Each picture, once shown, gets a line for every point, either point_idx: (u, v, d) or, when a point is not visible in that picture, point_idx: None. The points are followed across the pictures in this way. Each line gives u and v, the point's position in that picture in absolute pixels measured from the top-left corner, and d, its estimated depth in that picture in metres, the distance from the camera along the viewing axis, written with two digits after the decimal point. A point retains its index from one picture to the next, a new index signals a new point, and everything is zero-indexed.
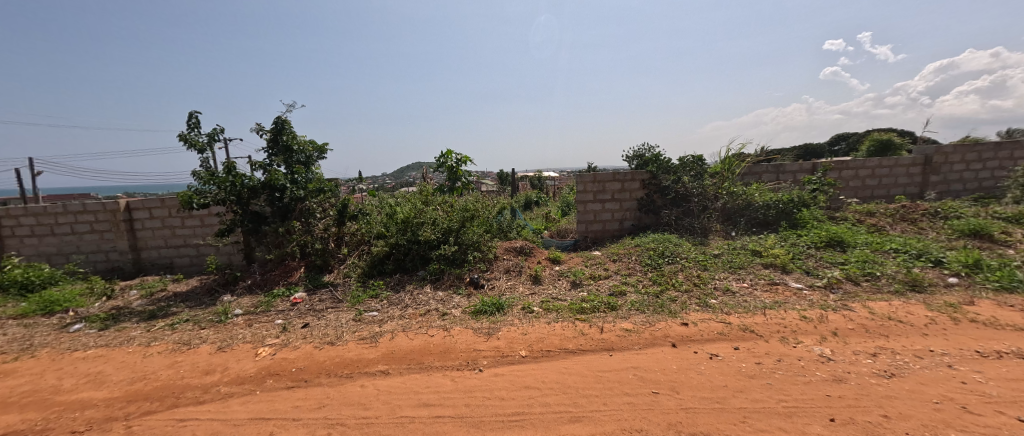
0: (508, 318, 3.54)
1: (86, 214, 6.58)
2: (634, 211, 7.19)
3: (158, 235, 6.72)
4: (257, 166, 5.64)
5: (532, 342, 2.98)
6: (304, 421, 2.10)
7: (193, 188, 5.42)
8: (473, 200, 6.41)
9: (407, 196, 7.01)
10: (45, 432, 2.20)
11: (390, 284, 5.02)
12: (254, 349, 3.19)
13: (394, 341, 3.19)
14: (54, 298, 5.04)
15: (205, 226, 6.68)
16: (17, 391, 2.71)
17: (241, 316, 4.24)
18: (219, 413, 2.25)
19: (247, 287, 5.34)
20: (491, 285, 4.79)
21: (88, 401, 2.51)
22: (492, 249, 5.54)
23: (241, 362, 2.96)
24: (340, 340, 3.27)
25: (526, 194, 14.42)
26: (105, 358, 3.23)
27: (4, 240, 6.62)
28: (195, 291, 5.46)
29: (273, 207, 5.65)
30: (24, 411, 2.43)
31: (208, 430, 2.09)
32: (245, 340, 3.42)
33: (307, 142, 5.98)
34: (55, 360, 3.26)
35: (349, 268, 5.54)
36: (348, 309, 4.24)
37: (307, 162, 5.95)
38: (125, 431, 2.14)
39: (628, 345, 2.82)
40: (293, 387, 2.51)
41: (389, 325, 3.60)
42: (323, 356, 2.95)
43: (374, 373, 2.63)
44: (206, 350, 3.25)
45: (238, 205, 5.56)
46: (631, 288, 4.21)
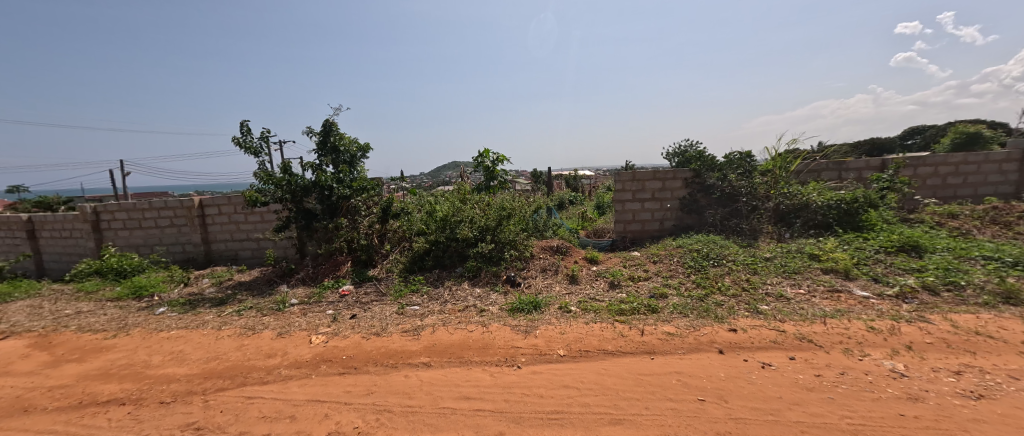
0: (546, 317, 3.55)
1: (167, 210, 7.39)
2: (676, 211, 6.92)
3: (225, 229, 7.38)
4: (307, 166, 6.04)
5: (570, 341, 2.96)
6: (354, 406, 2.24)
7: (255, 187, 5.92)
8: (510, 198, 6.46)
9: (446, 194, 7.19)
10: (139, 401, 2.50)
11: (430, 279, 5.19)
12: (308, 337, 3.43)
13: (435, 335, 3.30)
14: (142, 284, 5.72)
15: (264, 222, 7.24)
16: (117, 364, 3.12)
17: (296, 305, 4.58)
18: (280, 393, 2.45)
19: (301, 279, 5.75)
20: (528, 284, 4.80)
21: (171, 375, 2.83)
22: (529, 247, 5.54)
23: (298, 348, 3.19)
24: (385, 331, 3.44)
25: (561, 194, 14.27)
26: (184, 338, 3.62)
27: (103, 232, 7.59)
28: (256, 281, 5.97)
29: (323, 205, 6.03)
30: (122, 381, 2.79)
31: (271, 408, 2.28)
32: (301, 327, 3.69)
33: (351, 142, 6.30)
34: (145, 338, 3.70)
35: (391, 263, 5.78)
36: (391, 302, 4.45)
37: (352, 162, 6.29)
38: (202, 405, 2.38)
39: (671, 349, 2.73)
40: (344, 373, 2.68)
41: (430, 319, 3.73)
42: (370, 347, 3.12)
43: (417, 364, 2.74)
44: (268, 335, 3.54)
45: (293, 203, 5.99)
46: (673, 290, 4.06)
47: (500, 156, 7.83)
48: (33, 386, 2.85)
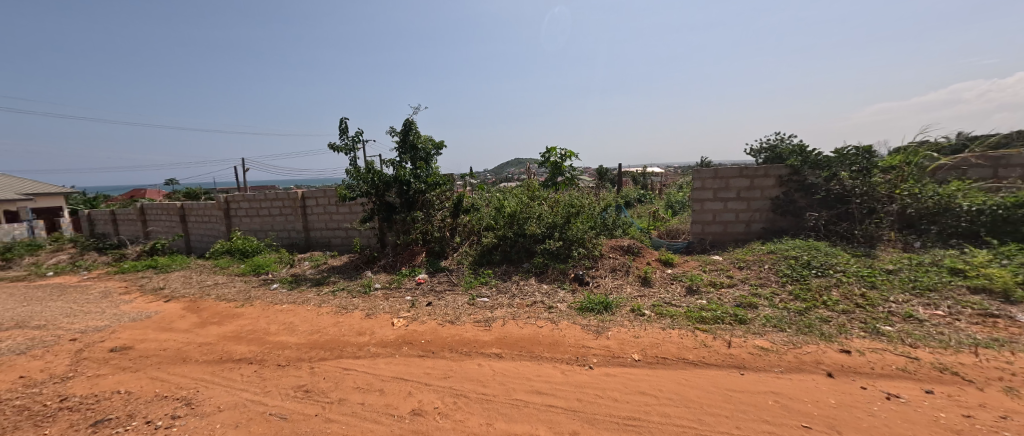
0: (617, 319, 3.42)
1: (278, 201, 8.57)
2: (767, 212, 6.19)
3: (321, 218, 8.34)
4: (389, 163, 6.57)
5: (645, 346, 2.82)
6: (434, 387, 2.38)
7: (346, 182, 6.60)
8: (579, 196, 6.34)
9: (514, 190, 7.29)
10: (262, 361, 2.95)
11: (498, 273, 5.31)
12: (391, 319, 3.74)
13: (506, 327, 3.38)
14: (260, 263, 6.74)
15: (353, 213, 8.01)
16: (245, 329, 3.73)
17: (380, 289, 5.03)
18: (370, 368, 2.71)
19: (382, 266, 6.28)
20: (597, 283, 4.67)
21: (284, 343, 3.29)
22: (597, 246, 5.37)
23: (383, 329, 3.49)
24: (458, 320, 3.61)
25: (631, 191, 13.65)
26: (293, 312, 4.19)
27: (231, 218, 9.08)
28: (346, 265, 6.67)
29: (402, 199, 6.51)
30: (250, 344, 3.32)
31: (363, 380, 2.53)
32: (385, 310, 4.04)
33: (427, 140, 6.69)
34: (264, 310, 4.35)
35: (462, 256, 6.05)
36: (462, 292, 4.66)
37: (428, 159, 6.66)
38: (309, 371, 2.73)
39: (765, 366, 2.45)
40: (423, 355, 2.87)
41: (500, 312, 3.82)
42: (446, 333, 3.30)
43: (490, 355, 2.83)
44: (358, 315, 3.94)
45: (377, 197, 6.55)
46: (764, 301, 3.64)
47: (568, 152, 7.70)
48: (188, 341, 3.52)
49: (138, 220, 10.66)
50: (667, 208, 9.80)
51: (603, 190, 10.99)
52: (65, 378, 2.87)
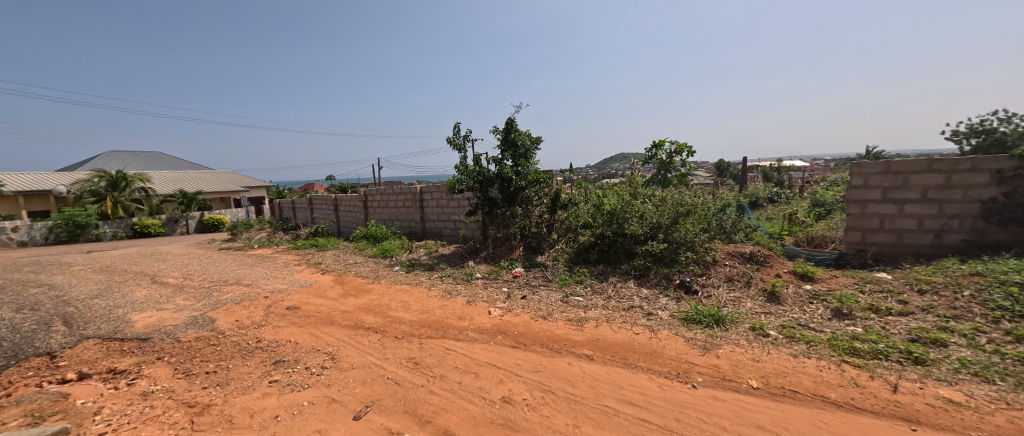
0: (731, 336, 3.03)
1: (402, 195, 9.83)
2: (973, 220, 4.67)
3: (434, 211, 9.26)
4: (492, 159, 6.93)
5: (767, 374, 2.44)
6: (524, 379, 2.45)
7: (455, 177, 7.21)
8: (689, 194, 5.73)
9: (615, 187, 6.97)
10: (384, 332, 3.44)
11: (594, 272, 5.17)
12: (489, 308, 3.96)
13: (599, 329, 3.28)
14: (386, 248, 7.83)
15: (460, 207, 8.64)
16: (373, 302, 4.40)
17: (480, 278, 5.38)
18: (468, 351, 2.92)
19: (483, 257, 6.66)
20: (708, 294, 4.17)
21: (401, 318, 3.78)
22: (710, 252, 4.81)
23: (480, 316, 3.73)
24: (550, 316, 3.64)
25: (760, 189, 11.82)
26: (409, 292, 4.77)
27: (368, 208, 10.74)
28: (453, 254, 7.29)
29: (503, 194, 6.81)
30: (376, 316, 3.90)
31: (461, 361, 2.74)
32: (483, 299, 4.31)
33: (527, 136, 6.86)
34: (387, 288, 5.05)
35: (558, 253, 6.05)
36: (556, 289, 4.67)
37: (528, 156, 6.84)
38: (418, 345, 3.08)
39: (946, 426, 1.88)
40: (516, 347, 2.97)
41: (593, 313, 3.72)
42: (538, 328, 3.35)
43: (581, 355, 2.78)
44: (460, 300, 4.28)
45: (481, 191, 6.99)
46: (956, 339, 2.79)
47: (681, 145, 6.94)
48: (334, 307, 4.30)
49: (307, 208, 13.46)
50: (810, 211, 8.15)
51: (723, 187, 9.70)
52: (257, 325, 3.80)
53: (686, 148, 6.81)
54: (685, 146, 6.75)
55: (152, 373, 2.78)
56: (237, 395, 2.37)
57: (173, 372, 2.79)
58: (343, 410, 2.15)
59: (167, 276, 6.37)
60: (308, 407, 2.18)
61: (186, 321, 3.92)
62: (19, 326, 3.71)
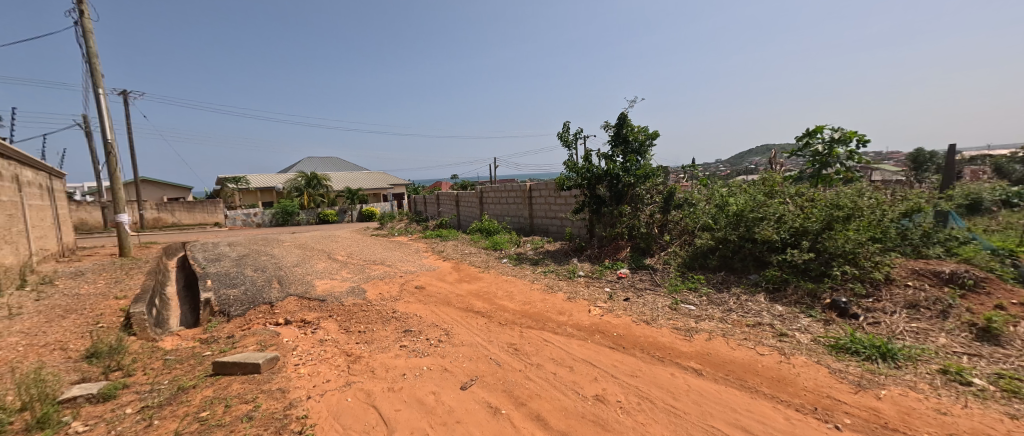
0: (902, 376, 2.42)
1: (513, 192, 10.39)
2: None
3: (541, 208, 9.52)
4: (602, 156, 6.82)
5: (961, 433, 1.89)
6: (620, 381, 2.42)
7: (564, 175, 7.34)
8: (849, 193, 4.66)
9: (745, 185, 6.10)
10: (491, 317, 3.77)
11: (713, 281, 4.65)
12: (589, 306, 3.98)
13: (712, 343, 3.00)
14: (497, 241, 8.41)
15: (568, 204, 8.65)
16: (483, 290, 4.83)
17: (583, 276, 5.39)
18: (566, 345, 3.01)
19: (588, 256, 6.62)
20: (873, 319, 3.32)
21: (505, 306, 4.08)
22: (881, 268, 3.83)
23: (580, 313, 3.77)
24: (655, 322, 3.46)
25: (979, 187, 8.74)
26: (515, 283, 5.08)
27: (483, 204, 11.68)
28: (558, 251, 7.42)
29: (612, 192, 6.67)
30: (485, 301, 4.29)
31: (559, 354, 2.85)
32: (584, 297, 4.32)
33: (641, 131, 6.55)
34: (496, 277, 5.48)
35: (670, 256, 5.64)
36: (665, 294, 4.37)
37: (640, 151, 6.53)
38: (519, 333, 3.30)
39: None
40: (614, 348, 2.94)
41: (706, 324, 3.40)
42: (640, 332, 3.24)
43: (687, 368, 2.61)
44: (561, 296, 4.38)
45: (588, 189, 6.97)
46: None
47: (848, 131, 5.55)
48: (451, 290, 4.88)
49: (435, 202, 15.31)
50: None
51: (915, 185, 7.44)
52: (394, 298, 4.58)
53: (857, 135, 5.43)
54: (855, 134, 5.40)
55: (325, 326, 3.63)
56: (378, 352, 2.94)
57: (338, 326, 3.60)
58: (453, 379, 2.47)
59: (337, 254, 8.11)
60: (427, 372, 2.57)
61: (347, 289, 4.96)
62: (254, 281, 5.26)
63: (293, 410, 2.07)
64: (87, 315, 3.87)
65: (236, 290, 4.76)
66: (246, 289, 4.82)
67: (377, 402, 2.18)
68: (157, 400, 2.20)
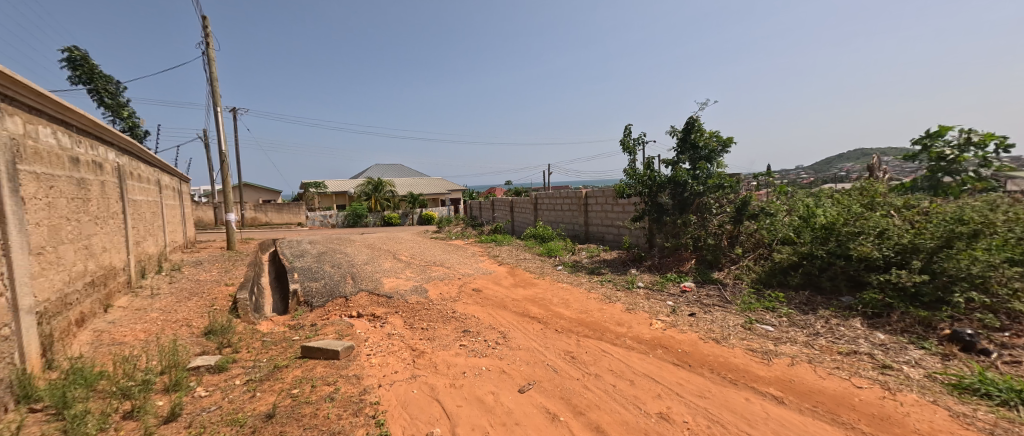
0: None
1: (568, 199, 10.28)
2: None
3: (598, 215, 9.29)
4: (667, 163, 6.50)
5: None
6: (687, 401, 2.29)
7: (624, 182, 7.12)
8: (977, 205, 3.94)
9: (836, 194, 5.43)
10: (547, 323, 3.76)
11: (795, 301, 4.18)
12: (650, 319, 3.81)
13: (795, 370, 2.70)
14: (551, 248, 8.37)
15: (625, 212, 8.34)
16: (538, 296, 4.84)
17: (642, 287, 5.16)
18: (625, 357, 2.91)
19: (648, 267, 6.31)
20: (1011, 358, 2.74)
21: (561, 313, 4.06)
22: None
23: (641, 326, 3.62)
24: (726, 341, 3.21)
25: None
26: (570, 291, 5.02)
27: (538, 210, 11.72)
28: (615, 260, 7.18)
29: (675, 200, 6.34)
30: (541, 308, 4.30)
31: (618, 366, 2.76)
32: (645, 309, 4.14)
33: (713, 138, 6.15)
34: (551, 284, 5.46)
35: (742, 271, 5.18)
36: (736, 312, 4.02)
37: (710, 157, 6.12)
38: (576, 342, 3.25)
39: None
40: (679, 365, 2.78)
41: (787, 348, 3.08)
42: (708, 351, 3.02)
43: (764, 394, 2.38)
44: (620, 307, 4.24)
45: (650, 197, 6.69)
46: None
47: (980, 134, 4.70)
48: (506, 295, 4.97)
49: (490, 208, 15.68)
50: None
51: None
52: (453, 299, 4.77)
53: (994, 138, 4.57)
54: (993, 137, 4.55)
55: (392, 321, 3.89)
56: (440, 349, 3.09)
57: (403, 322, 3.85)
58: (511, 382, 2.51)
59: (400, 255, 8.66)
60: (486, 372, 2.65)
61: (410, 288, 5.27)
62: (332, 276, 5.81)
63: (367, 395, 2.25)
64: (205, 299, 4.58)
65: (317, 284, 5.30)
66: (324, 283, 5.34)
67: (440, 396, 2.29)
68: (258, 375, 2.53)
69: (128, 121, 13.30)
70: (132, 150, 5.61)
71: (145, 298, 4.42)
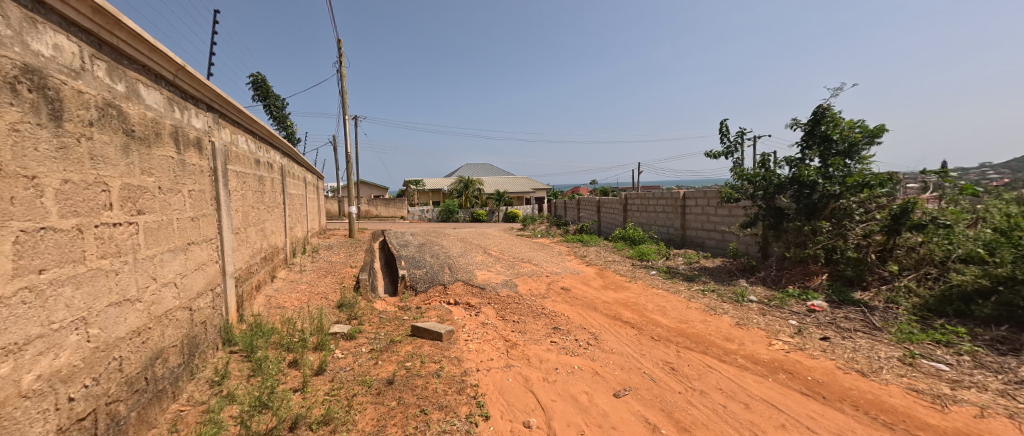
0: None
1: (663, 200, 9.55)
2: None
3: (698, 218, 8.43)
4: (786, 160, 5.64)
5: None
6: None
7: (734, 185, 6.50)
8: None
9: None
10: (642, 329, 3.57)
11: (982, 337, 3.24)
12: (768, 338, 3.35)
13: (982, 423, 2.11)
14: (643, 251, 7.91)
15: (731, 216, 7.45)
16: (631, 300, 4.62)
17: (754, 302, 4.55)
18: (736, 377, 2.62)
19: (762, 279, 5.53)
20: None
21: (657, 321, 3.81)
22: None
23: (756, 344, 3.20)
24: (874, 375, 2.66)
25: None
26: (667, 298, 4.68)
27: (628, 211, 11.15)
28: (719, 269, 6.45)
29: (799, 204, 5.48)
30: (634, 313, 4.09)
31: (728, 386, 2.49)
32: (760, 326, 3.65)
33: (853, 128, 5.15)
34: (644, 289, 5.17)
35: (898, 292, 4.20)
36: (888, 342, 3.28)
37: (851, 152, 5.12)
38: (676, 353, 3.02)
39: None
40: (809, 395, 2.39)
41: (969, 394, 2.42)
42: (848, 384, 2.54)
43: None
44: (728, 321, 3.80)
45: (767, 200, 5.91)
46: None
47: None
48: (596, 296, 4.85)
49: (575, 207, 15.43)
50: None
51: None
52: (542, 295, 4.84)
53: None
54: None
55: (486, 312, 4.11)
56: (532, 342, 3.17)
57: (496, 313, 4.04)
58: (606, 384, 2.45)
59: (490, 249, 9.10)
60: (579, 371, 2.63)
61: (500, 281, 5.50)
62: (432, 265, 6.38)
63: (468, 377, 2.42)
64: (335, 277, 5.42)
65: (419, 271, 5.87)
66: (425, 271, 5.89)
67: (535, 388, 2.35)
68: (379, 345, 2.92)
69: (288, 130, 16.49)
70: (290, 154, 6.97)
71: (295, 273, 5.41)
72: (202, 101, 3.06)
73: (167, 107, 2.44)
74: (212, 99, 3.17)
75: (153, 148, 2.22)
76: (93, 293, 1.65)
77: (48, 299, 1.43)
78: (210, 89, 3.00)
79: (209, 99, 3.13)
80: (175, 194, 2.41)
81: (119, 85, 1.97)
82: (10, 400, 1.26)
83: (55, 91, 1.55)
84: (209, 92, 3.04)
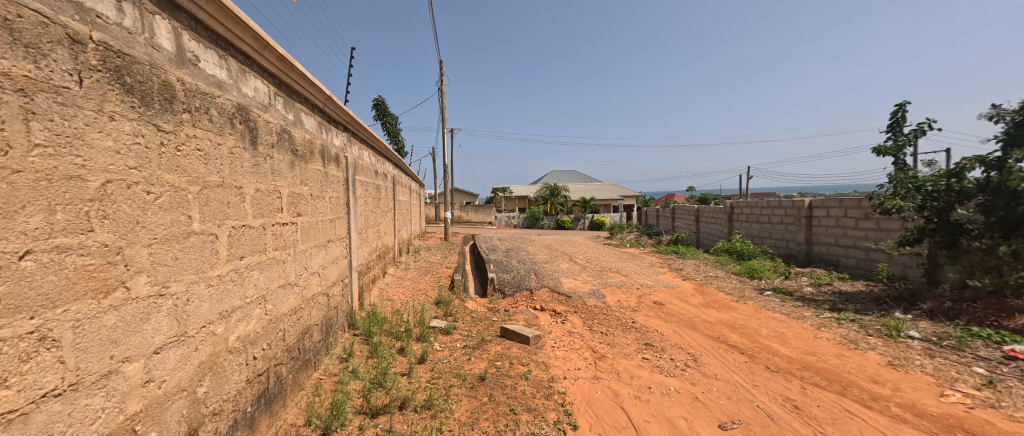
0: None
1: (781, 209, 8.28)
2: None
3: (831, 232, 7.09)
4: (979, 160, 4.38)
5: None
6: None
7: (892, 194, 5.29)
8: None
9: None
10: (755, 357, 3.13)
11: None
12: (937, 387, 2.64)
13: None
14: (755, 268, 6.94)
15: (881, 230, 6.10)
16: (739, 323, 4.09)
17: (916, 339, 3.62)
18: (888, 429, 2.13)
19: (929, 311, 4.38)
20: None
21: (775, 349, 3.31)
22: None
23: (917, 393, 2.56)
24: None
25: None
26: (786, 324, 4.03)
27: (734, 221, 9.94)
28: (861, 295, 5.31)
29: (992, 218, 4.25)
30: (744, 337, 3.61)
31: None
32: (924, 370, 2.90)
33: None
34: (755, 312, 4.53)
35: None
36: None
37: None
38: (800, 389, 2.58)
39: None
40: None
41: None
42: None
43: None
44: (875, 359, 3.11)
45: (939, 212, 4.68)
46: None
47: None
48: (695, 314, 4.41)
49: (669, 217, 14.31)
50: None
51: None
52: (632, 308, 4.59)
53: None
54: None
55: (572, 320, 4.05)
56: (621, 357, 3.02)
57: (583, 323, 3.95)
58: (708, 413, 2.21)
59: (576, 257, 8.96)
60: (677, 394, 2.42)
61: (586, 290, 5.38)
62: (519, 271, 6.54)
63: (555, 384, 2.42)
64: (432, 276, 5.91)
65: (507, 276, 6.06)
66: (512, 276, 6.06)
67: (625, 405, 2.24)
68: (472, 343, 3.09)
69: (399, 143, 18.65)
70: (399, 166, 7.86)
71: (400, 270, 6.05)
72: (341, 124, 3.64)
73: (319, 130, 2.97)
74: (348, 121, 3.76)
75: (309, 163, 2.73)
76: (270, 276, 2.08)
77: (245, 278, 1.86)
78: (346, 113, 3.56)
79: (345, 122, 3.71)
80: (321, 200, 2.91)
81: (291, 115, 2.48)
82: (222, 353, 1.66)
83: (254, 122, 2.01)
84: (346, 115, 3.61)
